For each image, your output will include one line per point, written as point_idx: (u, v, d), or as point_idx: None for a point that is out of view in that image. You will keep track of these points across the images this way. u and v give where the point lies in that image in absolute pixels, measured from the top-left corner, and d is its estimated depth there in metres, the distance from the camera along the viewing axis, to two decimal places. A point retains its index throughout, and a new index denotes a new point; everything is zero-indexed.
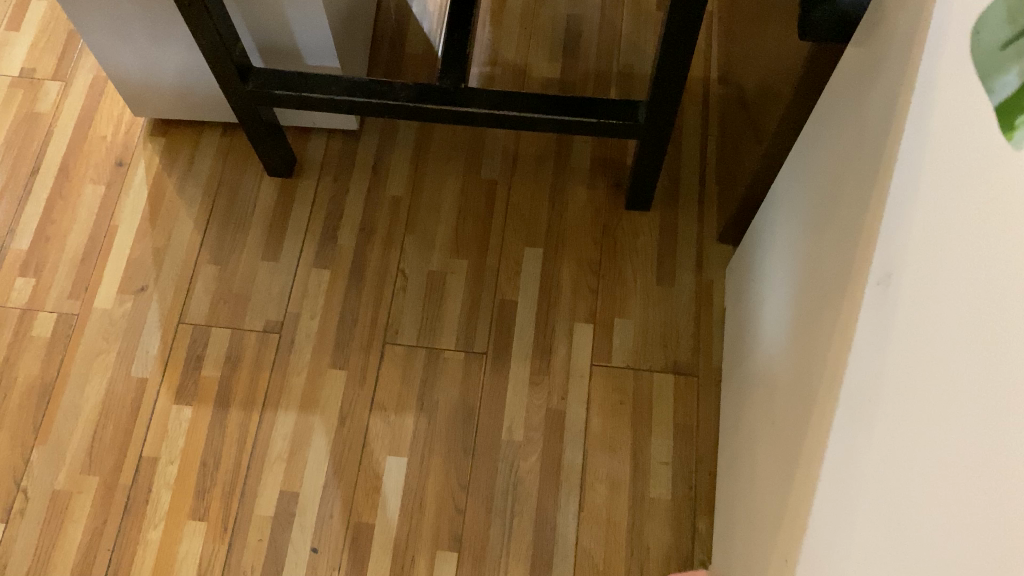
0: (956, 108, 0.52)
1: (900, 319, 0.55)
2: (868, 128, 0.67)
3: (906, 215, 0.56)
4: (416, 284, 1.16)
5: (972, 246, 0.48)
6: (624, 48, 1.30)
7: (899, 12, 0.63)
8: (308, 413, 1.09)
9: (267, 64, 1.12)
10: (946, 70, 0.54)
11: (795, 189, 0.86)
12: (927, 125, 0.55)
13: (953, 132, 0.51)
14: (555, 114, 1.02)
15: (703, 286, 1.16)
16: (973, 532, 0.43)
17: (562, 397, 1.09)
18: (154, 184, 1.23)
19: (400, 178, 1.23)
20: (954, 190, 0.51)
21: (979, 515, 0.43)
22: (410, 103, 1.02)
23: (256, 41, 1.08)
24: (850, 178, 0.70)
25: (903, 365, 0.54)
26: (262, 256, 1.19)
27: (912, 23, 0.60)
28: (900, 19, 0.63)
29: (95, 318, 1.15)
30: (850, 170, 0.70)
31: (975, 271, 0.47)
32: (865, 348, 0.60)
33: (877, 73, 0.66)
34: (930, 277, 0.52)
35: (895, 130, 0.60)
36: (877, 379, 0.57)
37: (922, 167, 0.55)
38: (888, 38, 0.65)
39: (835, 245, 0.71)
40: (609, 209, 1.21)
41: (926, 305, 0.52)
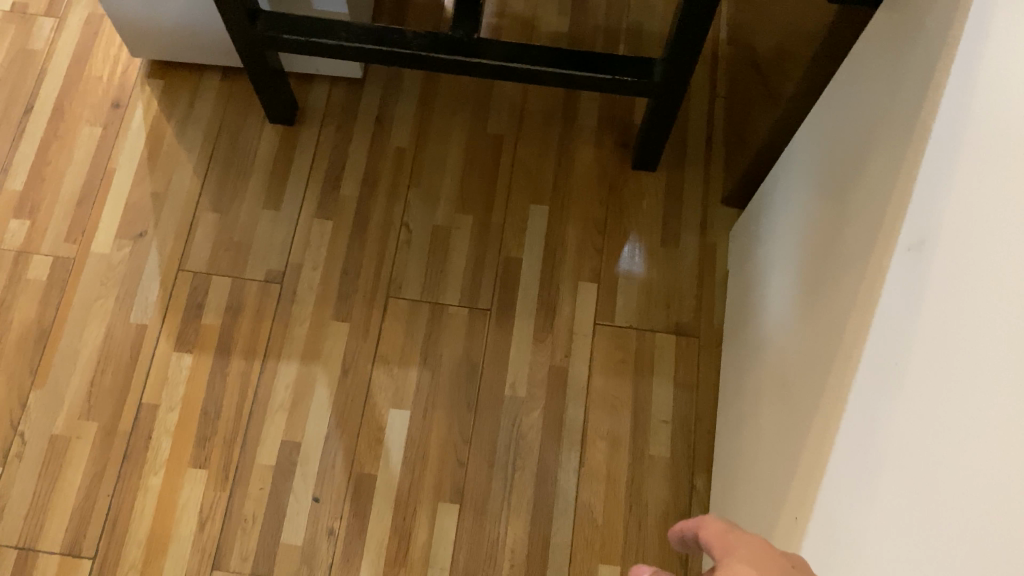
0: (1001, 79, 0.51)
1: (931, 286, 0.56)
2: (901, 93, 0.67)
3: (944, 189, 0.56)
4: (420, 238, 1.16)
5: (1008, 209, 0.48)
6: (634, 4, 1.28)
7: None
8: (310, 363, 1.09)
9: (274, 8, 1.09)
10: (995, 41, 0.53)
11: (814, 155, 0.87)
12: (970, 95, 0.55)
13: (996, 103, 0.51)
14: (568, 69, 1.00)
15: (706, 248, 1.16)
16: (986, 493, 0.44)
17: (565, 354, 1.10)
18: (153, 127, 1.20)
19: (404, 129, 1.21)
20: (996, 152, 0.51)
21: (994, 471, 0.44)
22: (421, 52, 1.00)
23: None
24: (877, 144, 0.70)
25: (933, 333, 0.54)
26: (264, 204, 1.17)
27: None
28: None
29: (93, 263, 1.13)
30: (877, 135, 0.71)
31: (1010, 235, 0.48)
32: (892, 315, 0.61)
33: (913, 42, 0.67)
34: (965, 241, 0.53)
35: (935, 91, 0.61)
36: (906, 340, 0.57)
37: (963, 139, 0.55)
38: (928, 5, 0.65)
39: (858, 211, 0.72)
40: (615, 169, 1.20)
41: (960, 267, 0.53)
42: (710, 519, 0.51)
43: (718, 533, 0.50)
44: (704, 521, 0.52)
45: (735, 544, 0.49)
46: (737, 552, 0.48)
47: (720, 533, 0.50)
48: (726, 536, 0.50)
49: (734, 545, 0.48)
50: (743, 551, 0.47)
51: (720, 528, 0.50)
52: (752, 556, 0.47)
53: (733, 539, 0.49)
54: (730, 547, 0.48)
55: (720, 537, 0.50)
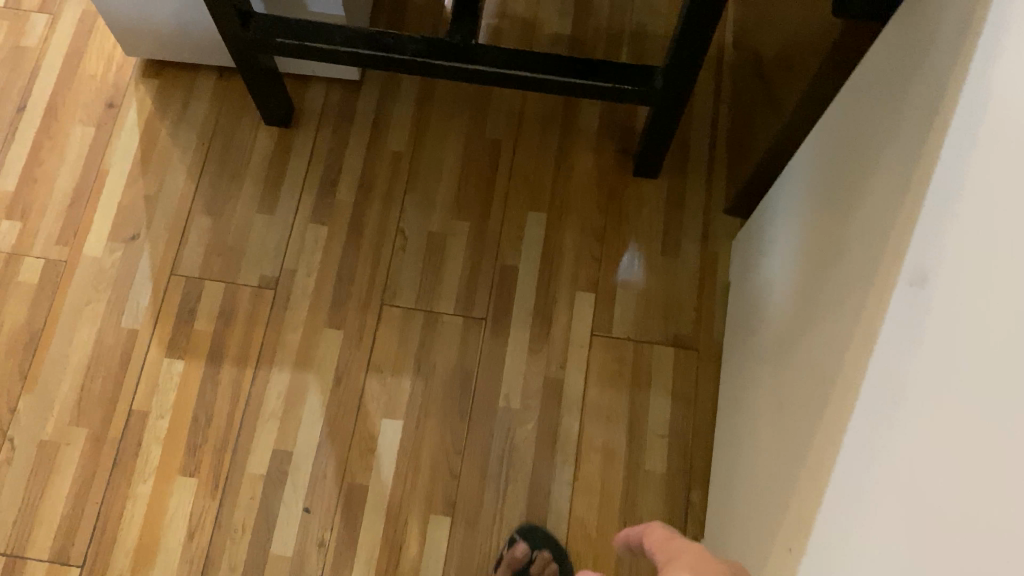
0: (1002, 115, 0.50)
1: (928, 325, 0.54)
2: (907, 114, 0.65)
3: (945, 225, 0.55)
4: (415, 244, 1.14)
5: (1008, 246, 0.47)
6: (638, 7, 1.26)
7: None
8: (302, 371, 1.07)
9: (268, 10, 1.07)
10: (1000, 73, 0.51)
11: (816, 174, 0.85)
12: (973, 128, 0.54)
13: (998, 139, 0.50)
14: (565, 76, 0.98)
15: (708, 258, 1.14)
16: (973, 547, 0.42)
17: (560, 365, 1.09)
18: (146, 127, 1.18)
19: (401, 133, 1.20)
20: (998, 181, 0.49)
21: (983, 525, 0.42)
22: (417, 58, 0.98)
23: None
24: (882, 164, 0.68)
25: (926, 373, 0.53)
26: (257, 208, 1.15)
27: (967, 14, 0.58)
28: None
29: (84, 266, 1.11)
30: (882, 155, 0.68)
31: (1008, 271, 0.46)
32: (890, 350, 0.59)
33: (919, 65, 0.64)
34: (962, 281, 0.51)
35: (944, 114, 0.58)
36: (902, 378, 0.56)
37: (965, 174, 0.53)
38: (936, 28, 0.62)
39: (860, 233, 0.70)
40: (615, 175, 1.18)
41: (958, 300, 0.51)
42: (661, 533, 0.67)
43: (666, 540, 0.65)
44: (660, 534, 0.67)
45: (675, 544, 0.63)
46: (677, 548, 0.62)
47: (667, 540, 0.65)
48: (671, 541, 0.64)
49: (677, 545, 0.63)
50: (681, 547, 0.62)
51: (668, 537, 0.65)
52: (687, 547, 0.61)
53: (676, 541, 0.64)
54: (672, 546, 0.63)
55: (667, 543, 0.65)
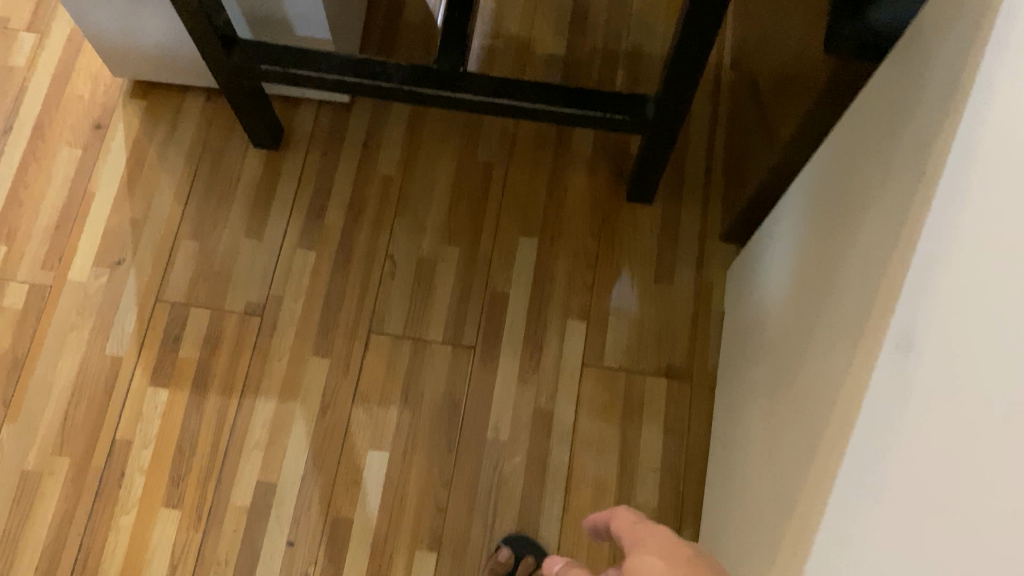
0: (988, 181, 0.47)
1: (906, 401, 0.50)
2: (902, 160, 0.62)
3: (928, 291, 0.51)
4: (405, 270, 1.12)
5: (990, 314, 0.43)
6: (634, 26, 1.23)
7: (944, 45, 0.58)
8: (288, 400, 1.05)
9: (255, 35, 1.05)
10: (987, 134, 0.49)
11: (811, 213, 0.82)
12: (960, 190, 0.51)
13: (982, 207, 0.47)
14: (554, 105, 0.96)
15: (703, 286, 1.11)
16: None
17: (550, 396, 1.06)
18: (134, 149, 1.17)
19: (392, 155, 1.17)
20: (977, 248, 0.46)
21: None
22: (404, 86, 0.96)
23: (242, 10, 1.01)
24: (876, 210, 0.65)
25: (899, 454, 0.49)
26: (245, 232, 1.13)
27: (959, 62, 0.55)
28: (951, 42, 0.57)
29: (69, 291, 1.10)
30: (876, 201, 0.65)
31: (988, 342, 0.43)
32: (873, 420, 0.55)
33: (913, 112, 0.61)
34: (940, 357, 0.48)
35: (935, 166, 0.55)
36: (879, 458, 0.52)
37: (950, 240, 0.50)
38: (930, 74, 0.60)
39: (853, 280, 0.67)
40: (609, 199, 1.16)
41: (932, 370, 0.48)
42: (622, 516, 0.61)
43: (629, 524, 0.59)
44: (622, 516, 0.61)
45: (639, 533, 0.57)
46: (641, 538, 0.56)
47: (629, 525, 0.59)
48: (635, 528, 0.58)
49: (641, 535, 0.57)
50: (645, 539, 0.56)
51: (631, 521, 0.59)
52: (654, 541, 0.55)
53: (642, 527, 0.58)
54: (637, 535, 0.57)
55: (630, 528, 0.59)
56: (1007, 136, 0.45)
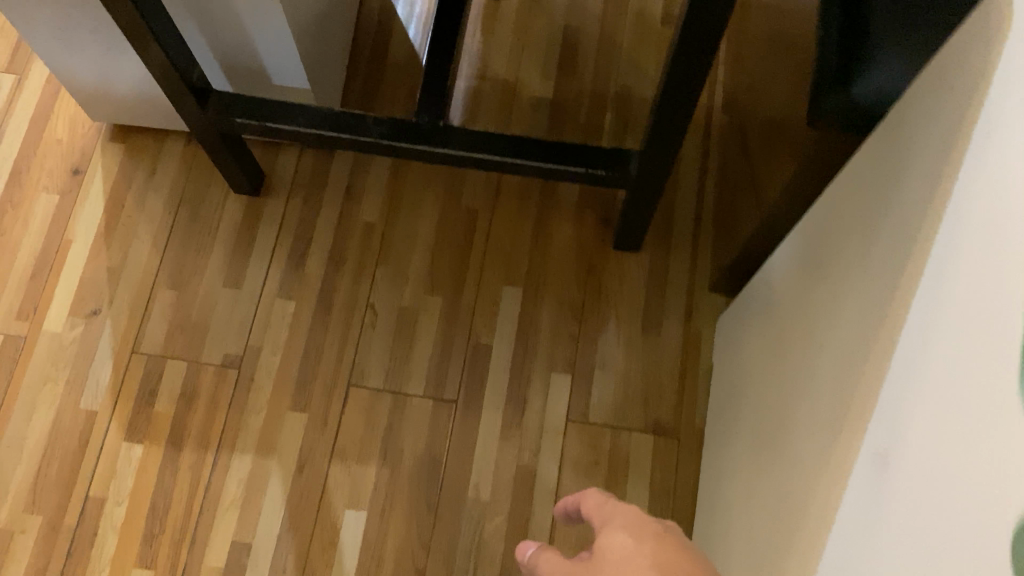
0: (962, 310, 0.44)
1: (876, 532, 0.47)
2: (878, 255, 0.58)
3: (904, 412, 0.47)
4: (386, 321, 1.09)
5: (971, 436, 0.39)
6: (623, 66, 1.21)
7: (923, 131, 0.54)
8: (265, 457, 1.03)
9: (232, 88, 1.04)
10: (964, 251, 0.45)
11: (792, 280, 0.78)
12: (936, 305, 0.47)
13: (955, 337, 0.44)
14: (535, 159, 0.93)
15: (691, 339, 1.08)
16: None
17: (534, 453, 1.04)
18: (112, 195, 1.15)
19: (375, 201, 1.15)
20: (950, 383, 0.43)
21: None
22: (382, 140, 0.94)
23: (219, 60, 0.99)
24: (852, 304, 0.61)
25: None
26: (224, 281, 1.11)
27: (939, 155, 0.51)
28: (927, 136, 0.53)
29: (44, 342, 1.08)
30: (852, 294, 0.61)
31: (988, 460, 0.38)
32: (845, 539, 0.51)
33: (891, 196, 0.58)
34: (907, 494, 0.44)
35: (912, 271, 0.51)
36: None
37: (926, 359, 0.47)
38: (910, 159, 0.56)
39: (827, 375, 0.63)
40: (596, 247, 1.13)
41: (902, 507, 0.44)
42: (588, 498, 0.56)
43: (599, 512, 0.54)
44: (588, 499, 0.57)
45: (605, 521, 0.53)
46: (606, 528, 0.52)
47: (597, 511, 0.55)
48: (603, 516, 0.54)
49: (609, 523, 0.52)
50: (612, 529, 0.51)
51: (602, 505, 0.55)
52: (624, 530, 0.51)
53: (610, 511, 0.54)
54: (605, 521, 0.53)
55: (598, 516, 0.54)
56: (982, 268, 0.42)
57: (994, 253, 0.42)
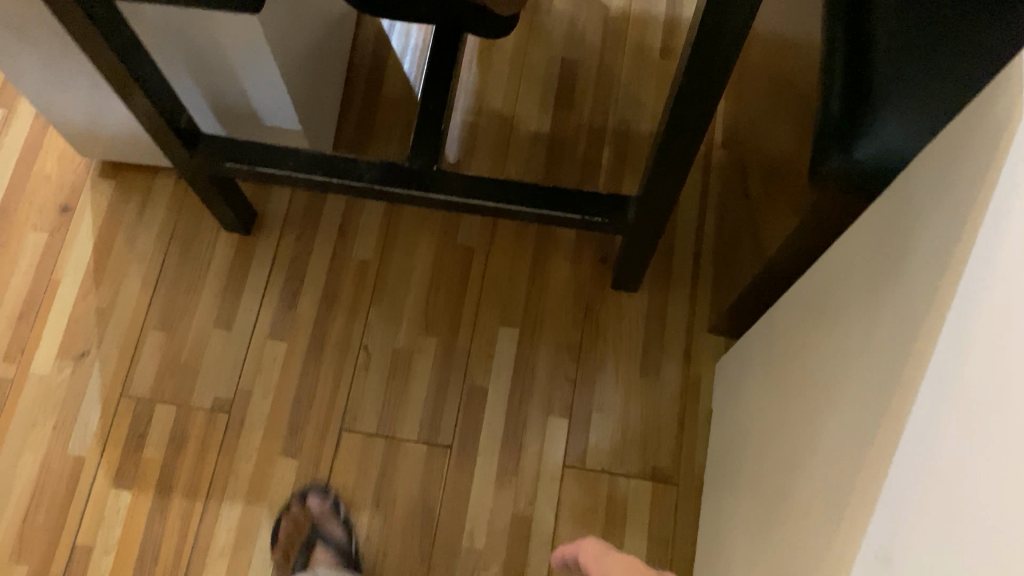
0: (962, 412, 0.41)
1: None
2: (890, 327, 0.54)
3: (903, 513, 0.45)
4: (379, 363, 1.07)
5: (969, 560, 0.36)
6: (621, 100, 1.19)
7: (934, 212, 0.51)
8: (255, 505, 1.01)
9: (226, 131, 1.03)
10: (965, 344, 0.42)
11: (798, 339, 0.75)
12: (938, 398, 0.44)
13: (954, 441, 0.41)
14: (530, 206, 0.92)
15: (690, 382, 1.06)
16: None
17: (530, 500, 1.01)
18: (102, 233, 1.13)
19: (369, 239, 1.13)
20: (947, 491, 0.40)
21: None
22: (374, 186, 0.92)
23: (211, 104, 0.98)
24: (864, 375, 0.57)
25: None
26: (214, 321, 1.09)
27: (946, 243, 0.48)
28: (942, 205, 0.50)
29: (32, 385, 1.06)
30: (863, 365, 0.58)
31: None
32: None
33: (899, 274, 0.55)
34: None
35: (920, 351, 0.48)
36: None
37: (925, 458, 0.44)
38: (918, 238, 0.53)
39: (836, 448, 0.59)
40: (594, 286, 1.11)
41: None
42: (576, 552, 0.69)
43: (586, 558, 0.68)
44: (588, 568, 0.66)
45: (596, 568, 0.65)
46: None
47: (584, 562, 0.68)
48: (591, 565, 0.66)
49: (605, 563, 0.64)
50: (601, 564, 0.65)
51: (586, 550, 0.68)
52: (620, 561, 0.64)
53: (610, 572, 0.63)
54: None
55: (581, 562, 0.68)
56: (985, 371, 0.39)
57: (996, 356, 0.39)
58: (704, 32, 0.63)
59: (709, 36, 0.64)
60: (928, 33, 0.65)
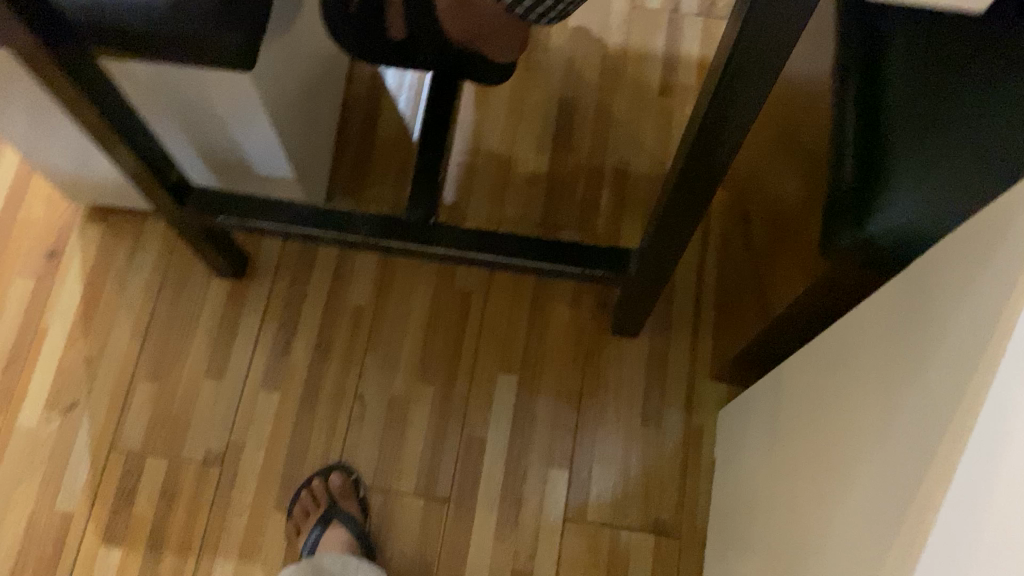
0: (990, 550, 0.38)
1: None
2: (917, 400, 0.50)
3: None
4: (375, 413, 1.05)
5: None
6: (620, 139, 1.17)
7: (959, 311, 0.48)
8: (248, 562, 0.99)
9: (219, 182, 1.01)
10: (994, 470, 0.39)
11: (804, 413, 0.72)
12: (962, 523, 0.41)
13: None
14: (528, 259, 0.90)
15: (693, 431, 1.04)
16: None
17: (529, 555, 0.99)
18: (91, 279, 1.11)
19: (364, 284, 1.11)
20: None
21: None
22: (368, 238, 0.90)
23: (204, 156, 0.96)
24: (885, 449, 0.53)
25: None
26: (206, 371, 1.07)
27: (972, 349, 0.45)
28: (981, 275, 0.46)
29: (19, 438, 1.03)
30: (884, 437, 0.54)
31: None
32: None
33: (916, 370, 0.52)
34: None
35: (961, 426, 0.44)
36: None
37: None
38: (938, 335, 0.50)
39: (843, 546, 0.56)
40: (595, 331, 1.08)
41: None
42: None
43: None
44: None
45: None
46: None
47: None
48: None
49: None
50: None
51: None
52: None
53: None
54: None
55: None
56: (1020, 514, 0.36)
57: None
58: (712, 117, 0.61)
59: (718, 119, 0.61)
60: (942, 102, 0.63)
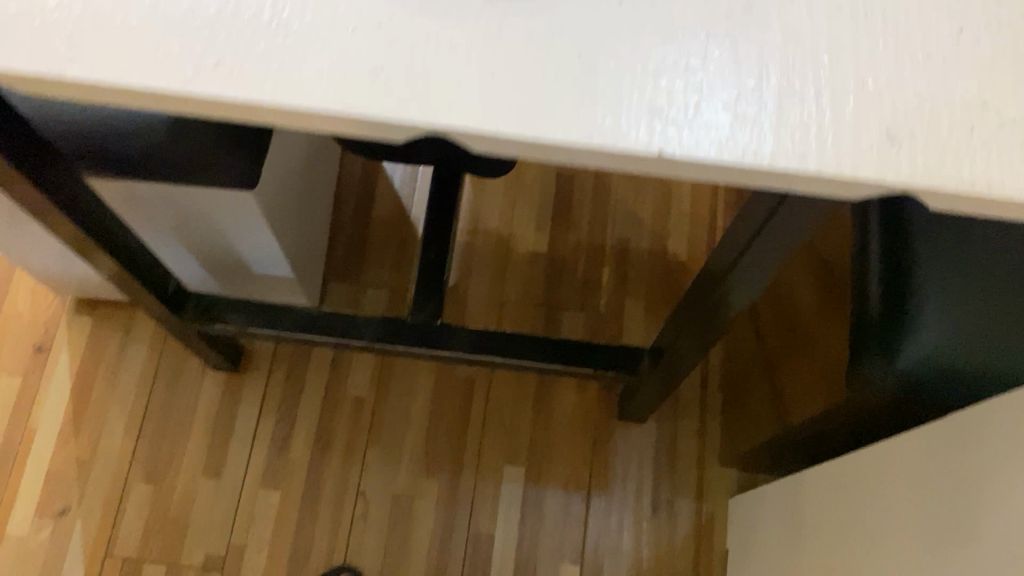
0: None
1: None
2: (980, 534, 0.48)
3: None
4: (379, 510, 1.02)
5: None
6: (619, 216, 1.16)
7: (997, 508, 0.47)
8: None
9: (218, 288, 0.99)
10: None
11: (819, 538, 0.72)
12: None
13: None
14: (538, 361, 0.88)
15: (704, 519, 1.02)
16: None
17: None
18: (79, 375, 1.07)
19: (364, 373, 1.08)
20: None
21: None
22: (373, 343, 0.88)
23: (202, 263, 0.94)
24: (960, 537, 0.50)
25: None
26: (203, 470, 1.03)
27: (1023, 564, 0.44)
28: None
29: (8, 548, 0.99)
30: (961, 496, 0.51)
31: None
32: None
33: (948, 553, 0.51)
34: None
35: None
36: None
37: None
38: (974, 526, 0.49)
39: None
40: (601, 416, 1.07)
41: None
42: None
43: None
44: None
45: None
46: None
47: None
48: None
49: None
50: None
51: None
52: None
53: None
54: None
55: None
56: None
57: None
58: (737, 266, 0.60)
59: (740, 270, 0.60)
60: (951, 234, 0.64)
